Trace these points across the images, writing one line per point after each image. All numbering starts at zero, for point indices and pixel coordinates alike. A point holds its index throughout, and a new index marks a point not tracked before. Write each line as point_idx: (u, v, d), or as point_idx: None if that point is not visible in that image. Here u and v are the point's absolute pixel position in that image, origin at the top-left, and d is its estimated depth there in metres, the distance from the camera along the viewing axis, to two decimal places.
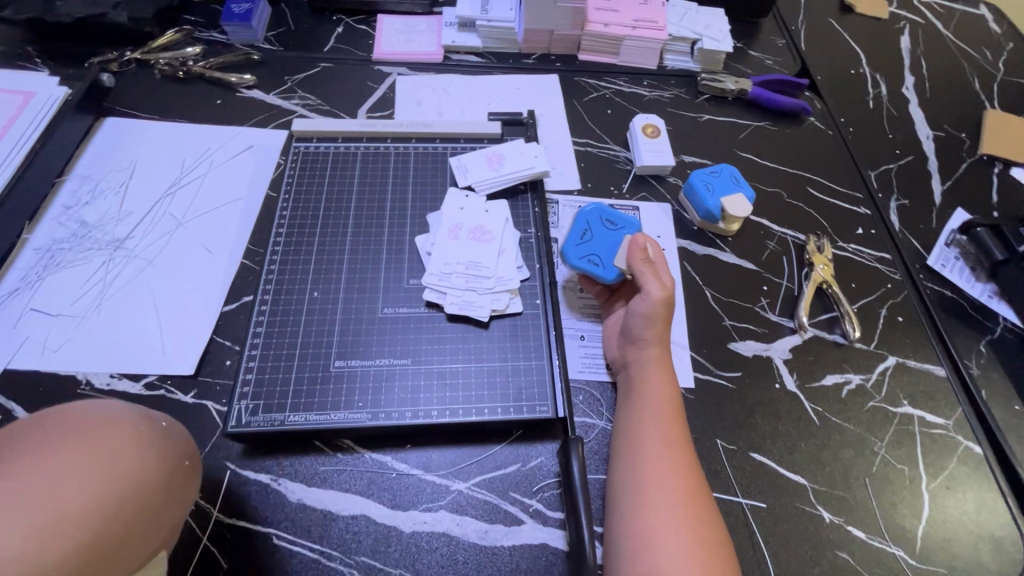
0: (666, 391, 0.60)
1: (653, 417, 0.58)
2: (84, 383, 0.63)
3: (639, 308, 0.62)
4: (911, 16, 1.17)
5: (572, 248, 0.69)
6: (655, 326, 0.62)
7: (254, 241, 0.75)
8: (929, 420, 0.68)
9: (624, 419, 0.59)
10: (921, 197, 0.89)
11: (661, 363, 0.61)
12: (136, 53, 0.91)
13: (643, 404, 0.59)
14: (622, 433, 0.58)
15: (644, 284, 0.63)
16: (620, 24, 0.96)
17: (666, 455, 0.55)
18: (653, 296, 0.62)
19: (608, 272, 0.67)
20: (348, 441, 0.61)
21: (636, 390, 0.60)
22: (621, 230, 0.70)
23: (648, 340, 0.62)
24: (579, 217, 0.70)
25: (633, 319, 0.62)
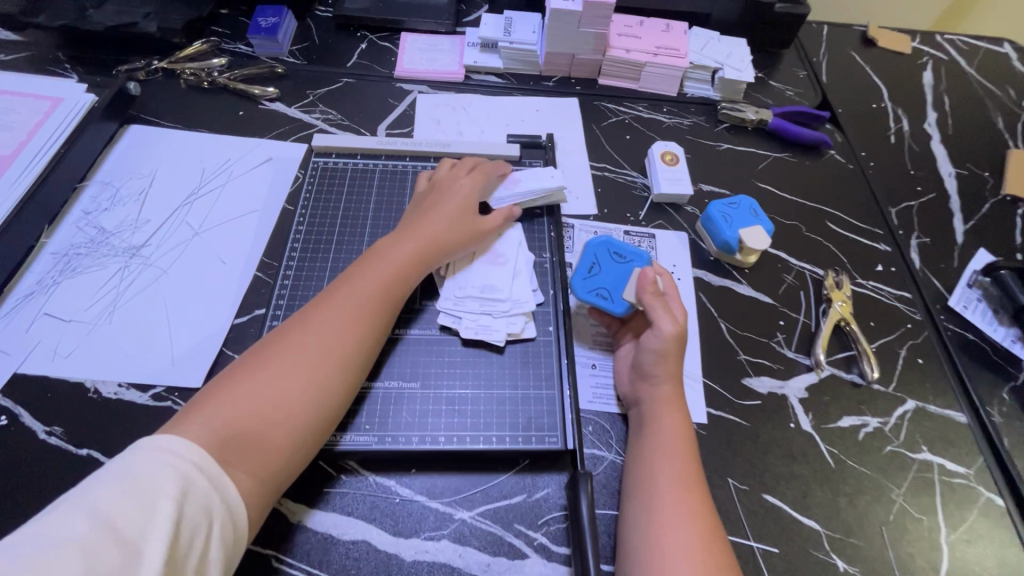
0: (680, 428, 0.58)
1: (667, 455, 0.56)
2: (92, 391, 0.63)
3: (651, 344, 0.61)
4: (933, 51, 1.16)
5: (580, 281, 0.67)
6: (667, 362, 0.60)
7: (268, 254, 0.75)
8: (949, 468, 0.66)
9: (637, 456, 0.58)
10: (943, 236, 0.88)
11: (674, 399, 0.60)
12: (163, 63, 0.93)
13: (657, 441, 0.57)
14: (634, 470, 0.57)
15: (655, 319, 0.61)
16: (641, 50, 0.97)
17: (680, 496, 0.53)
18: (665, 331, 0.60)
19: (618, 305, 0.65)
20: (353, 462, 0.60)
21: (649, 426, 0.59)
22: (632, 262, 0.68)
23: (660, 376, 0.60)
24: (587, 250, 0.69)
25: (646, 355, 0.61)
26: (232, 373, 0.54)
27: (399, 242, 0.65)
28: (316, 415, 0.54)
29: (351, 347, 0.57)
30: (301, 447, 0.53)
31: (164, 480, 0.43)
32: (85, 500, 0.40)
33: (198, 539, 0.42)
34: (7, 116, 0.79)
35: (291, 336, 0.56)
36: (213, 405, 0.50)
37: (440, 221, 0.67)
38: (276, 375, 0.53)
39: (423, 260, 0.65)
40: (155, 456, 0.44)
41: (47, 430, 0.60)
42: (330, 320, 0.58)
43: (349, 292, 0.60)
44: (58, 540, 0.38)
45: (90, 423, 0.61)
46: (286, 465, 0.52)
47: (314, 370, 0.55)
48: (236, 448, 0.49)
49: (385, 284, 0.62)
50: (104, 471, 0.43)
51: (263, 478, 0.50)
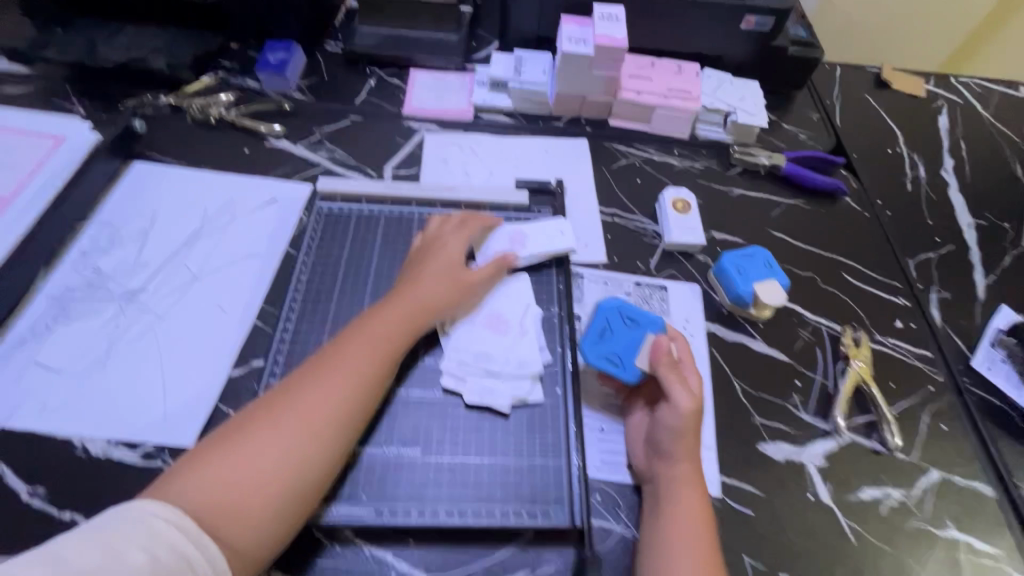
0: (698, 511, 0.55)
1: (684, 542, 0.53)
2: (80, 448, 0.60)
3: (667, 421, 0.58)
4: (948, 95, 1.15)
5: (591, 345, 0.65)
6: (684, 440, 0.57)
7: (268, 301, 0.73)
8: (976, 547, 0.63)
9: (650, 539, 0.55)
10: (963, 290, 0.85)
11: (692, 477, 0.57)
12: (170, 98, 0.92)
13: (673, 525, 0.54)
14: (648, 556, 0.54)
15: (672, 394, 0.59)
16: (652, 93, 0.95)
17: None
18: (682, 408, 0.58)
19: (629, 372, 0.63)
20: (347, 533, 0.56)
21: (666, 507, 0.56)
22: (644, 328, 0.65)
23: (677, 455, 0.57)
24: (598, 313, 0.66)
25: (662, 432, 0.58)
26: (216, 440, 0.52)
27: (394, 300, 0.63)
28: (298, 487, 0.51)
29: (337, 414, 0.54)
30: (280, 521, 0.50)
31: (138, 538, 0.43)
32: (58, 558, 0.41)
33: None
34: (8, 153, 0.78)
35: (277, 401, 0.54)
36: (192, 476, 0.49)
37: (432, 280, 0.65)
38: (258, 445, 0.51)
39: (417, 319, 0.62)
40: (129, 518, 0.44)
41: (30, 490, 0.58)
42: (317, 384, 0.55)
43: (339, 353, 0.58)
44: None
45: (76, 483, 0.59)
46: (265, 540, 0.49)
47: (297, 438, 0.52)
48: (213, 523, 0.47)
49: (377, 344, 0.59)
50: (73, 532, 0.43)
51: (240, 554, 0.48)
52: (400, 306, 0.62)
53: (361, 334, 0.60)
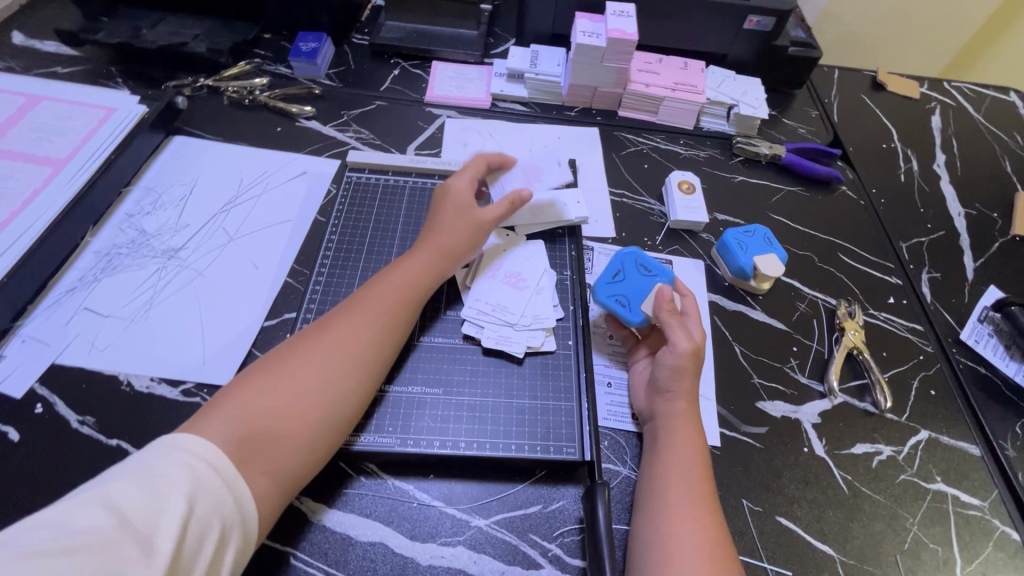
0: (694, 448, 0.59)
1: (679, 474, 0.57)
2: (126, 384, 0.65)
3: (666, 359, 0.63)
4: (942, 97, 1.21)
5: (603, 286, 0.71)
6: (684, 378, 0.62)
7: (300, 261, 0.78)
8: (963, 500, 0.66)
9: (650, 473, 0.59)
10: (954, 272, 0.90)
11: (689, 416, 0.61)
12: (209, 80, 0.98)
13: (670, 458, 0.58)
14: (647, 487, 0.58)
15: (671, 335, 0.63)
16: (659, 85, 1.01)
17: (693, 514, 0.54)
18: (680, 347, 0.62)
19: (635, 315, 0.69)
20: (373, 465, 0.61)
21: (663, 438, 0.60)
22: (656, 277, 0.72)
23: (677, 392, 0.62)
24: (615, 259, 0.74)
25: (661, 370, 0.63)
26: (249, 376, 0.55)
27: (414, 255, 0.68)
28: (333, 415, 0.55)
29: (366, 351, 0.59)
30: (316, 447, 0.54)
31: (177, 478, 0.44)
32: (103, 492, 0.42)
33: (207, 539, 0.43)
34: (62, 122, 0.84)
35: (308, 340, 0.58)
36: (230, 404, 0.52)
37: (450, 233, 0.69)
38: (293, 377, 0.55)
39: (438, 272, 0.67)
40: (168, 455, 0.45)
41: (79, 419, 0.63)
42: (347, 325, 0.60)
43: (367, 300, 0.62)
44: (76, 528, 0.39)
45: (121, 415, 0.63)
46: (302, 464, 0.53)
47: (330, 372, 0.56)
48: (253, 447, 0.50)
49: (402, 293, 0.64)
50: (122, 466, 0.45)
51: (279, 477, 0.51)
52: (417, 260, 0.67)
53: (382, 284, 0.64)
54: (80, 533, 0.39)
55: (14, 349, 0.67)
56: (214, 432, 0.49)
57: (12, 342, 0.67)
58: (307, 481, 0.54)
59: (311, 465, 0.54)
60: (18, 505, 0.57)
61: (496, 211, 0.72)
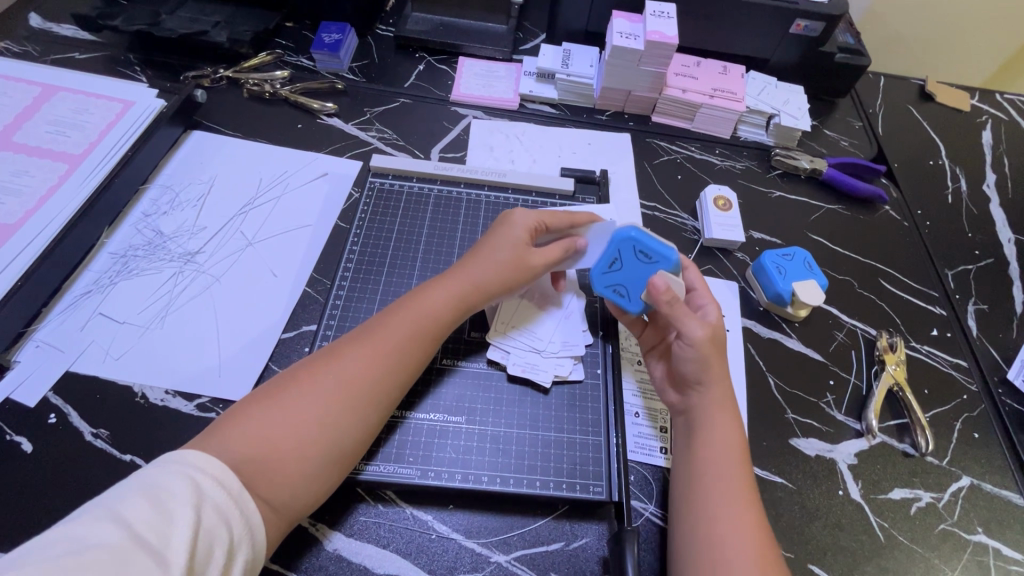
0: (732, 438, 0.57)
1: (718, 468, 0.55)
2: (140, 396, 0.64)
3: (685, 354, 0.59)
4: (993, 111, 1.14)
5: (600, 274, 0.66)
6: (711, 367, 0.59)
7: (319, 269, 0.75)
8: (1005, 554, 0.63)
9: (686, 465, 0.57)
10: (1001, 304, 0.85)
11: (724, 405, 0.59)
12: (229, 72, 0.95)
13: (707, 451, 0.56)
14: (685, 480, 0.56)
15: (683, 325, 0.59)
16: (697, 91, 0.96)
17: (738, 509, 0.52)
18: (695, 338, 0.59)
19: (634, 303, 0.65)
20: (391, 493, 0.59)
21: (699, 433, 0.58)
22: (657, 264, 0.64)
23: (708, 382, 0.59)
24: (610, 243, 0.65)
25: (686, 364, 0.60)
26: (256, 397, 0.54)
27: (442, 282, 0.64)
28: (338, 446, 0.53)
29: (375, 386, 0.56)
30: (314, 480, 0.52)
31: (180, 492, 0.43)
32: (110, 509, 0.41)
33: (217, 550, 0.43)
34: (79, 115, 0.81)
35: (319, 365, 0.56)
36: (235, 429, 0.50)
37: (489, 265, 0.64)
38: (299, 402, 0.53)
39: (465, 303, 0.63)
40: (172, 471, 0.45)
41: (93, 431, 0.61)
42: (360, 354, 0.57)
43: (384, 326, 0.59)
44: (88, 545, 0.38)
45: (136, 429, 0.62)
46: (299, 497, 0.51)
47: (340, 401, 0.54)
48: (255, 475, 0.49)
49: (421, 323, 0.60)
50: (125, 483, 0.44)
51: (279, 503, 0.50)
52: (447, 287, 0.63)
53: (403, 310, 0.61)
54: (92, 550, 0.38)
55: (28, 354, 0.65)
56: (221, 449, 0.49)
57: (27, 347, 0.66)
58: (309, 509, 0.53)
59: (315, 495, 0.52)
60: (30, 522, 0.55)
61: (546, 255, 0.66)
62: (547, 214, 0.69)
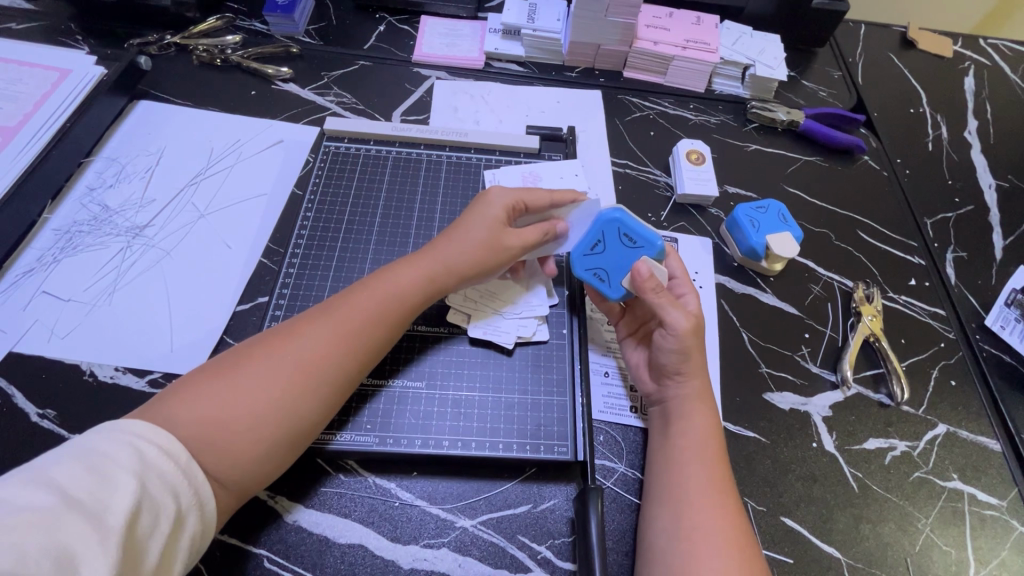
0: (710, 434, 0.55)
1: (696, 460, 0.54)
2: (88, 374, 0.61)
3: (667, 344, 0.57)
4: (977, 56, 1.10)
5: (580, 257, 0.63)
6: (691, 358, 0.57)
7: (275, 239, 0.72)
8: (981, 499, 0.63)
9: (663, 455, 0.56)
10: (981, 251, 0.83)
11: (704, 397, 0.57)
12: (176, 37, 0.89)
13: (686, 446, 0.55)
14: (662, 472, 0.54)
15: (666, 314, 0.57)
16: (669, 43, 0.92)
17: (716, 506, 0.51)
18: (679, 329, 0.56)
19: (614, 290, 0.62)
20: (352, 462, 0.57)
21: (677, 423, 0.56)
22: (641, 249, 0.62)
23: (687, 373, 0.57)
24: (594, 224, 0.63)
25: (665, 355, 0.57)
26: (209, 369, 0.51)
27: (412, 261, 0.60)
28: (294, 424, 0.50)
29: (334, 368, 0.53)
30: (268, 458, 0.49)
31: (122, 459, 0.41)
32: (43, 473, 0.39)
33: (162, 519, 0.41)
34: (14, 85, 0.77)
35: (281, 338, 0.53)
36: (184, 401, 0.48)
37: (461, 245, 0.61)
38: (252, 381, 0.50)
39: (436, 285, 0.60)
40: (114, 438, 0.42)
41: (40, 412, 0.59)
42: (321, 333, 0.54)
43: (348, 305, 0.56)
44: (16, 508, 0.36)
45: (84, 407, 0.59)
46: (251, 475, 0.49)
47: (299, 377, 0.51)
48: (202, 449, 0.46)
49: (387, 303, 0.57)
50: (61, 448, 0.42)
51: (229, 479, 0.47)
52: (415, 267, 0.60)
53: (372, 285, 0.58)
54: (21, 512, 0.36)
55: None
56: (166, 422, 0.46)
57: None
58: (263, 483, 0.50)
59: (267, 472, 0.50)
60: None
61: (522, 236, 0.62)
62: (526, 193, 0.64)
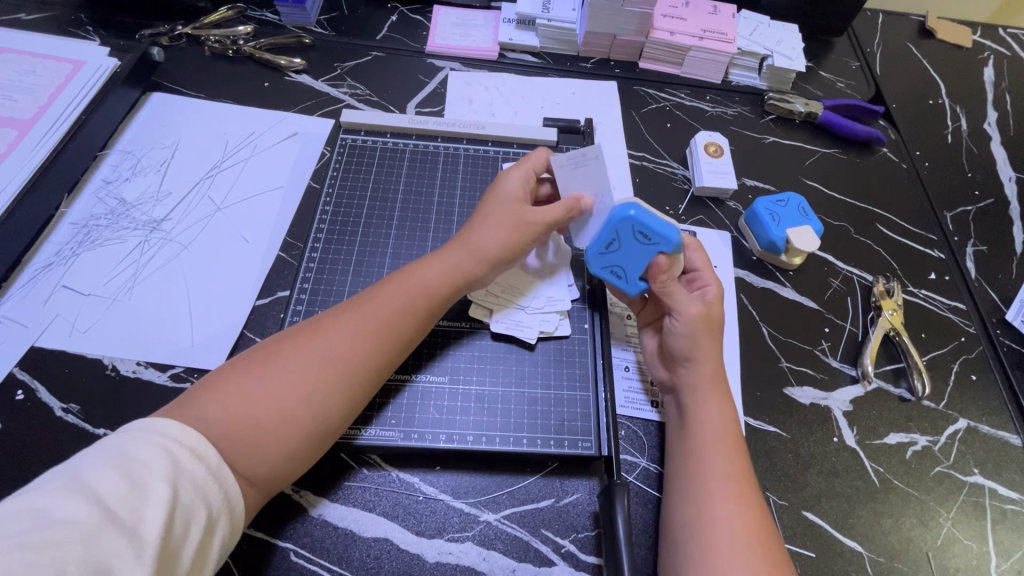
0: (725, 422, 0.55)
1: (713, 450, 0.53)
2: (111, 368, 0.61)
3: (676, 329, 0.58)
4: (996, 46, 1.08)
5: (596, 255, 0.61)
6: (702, 344, 0.58)
7: (292, 233, 0.72)
8: (1002, 493, 0.63)
9: (681, 447, 0.55)
10: (1001, 244, 0.83)
11: (718, 386, 0.57)
12: (187, 28, 0.88)
13: (703, 436, 0.54)
14: (681, 463, 0.54)
15: (675, 301, 0.59)
16: (686, 33, 0.91)
17: (733, 494, 0.51)
18: (687, 313, 0.58)
19: (632, 285, 0.62)
20: (376, 456, 0.57)
21: (693, 413, 0.56)
22: (657, 245, 0.58)
23: (698, 359, 0.57)
24: (607, 223, 0.59)
25: (676, 340, 0.58)
26: (238, 364, 0.51)
27: (440, 253, 0.61)
28: (321, 422, 0.50)
29: (360, 361, 0.53)
30: (296, 456, 0.49)
31: (155, 463, 0.41)
32: (77, 480, 0.39)
33: (193, 526, 0.41)
34: (27, 77, 0.76)
35: (307, 334, 0.53)
36: (214, 399, 0.48)
37: (487, 227, 0.61)
38: (280, 376, 0.50)
39: (465, 276, 0.59)
40: (146, 439, 0.42)
41: (64, 407, 0.59)
42: (347, 328, 0.54)
43: (373, 300, 0.56)
44: (52, 519, 0.36)
45: (107, 402, 0.59)
46: (279, 473, 0.49)
47: (326, 374, 0.51)
48: (232, 447, 0.46)
49: (413, 296, 0.57)
50: (95, 449, 0.42)
51: (258, 479, 0.48)
52: (442, 258, 0.60)
53: (398, 281, 0.58)
54: (57, 525, 0.36)
55: None
56: (197, 420, 0.46)
57: None
58: (291, 480, 0.50)
59: (294, 471, 0.50)
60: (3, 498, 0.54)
61: (550, 214, 0.61)
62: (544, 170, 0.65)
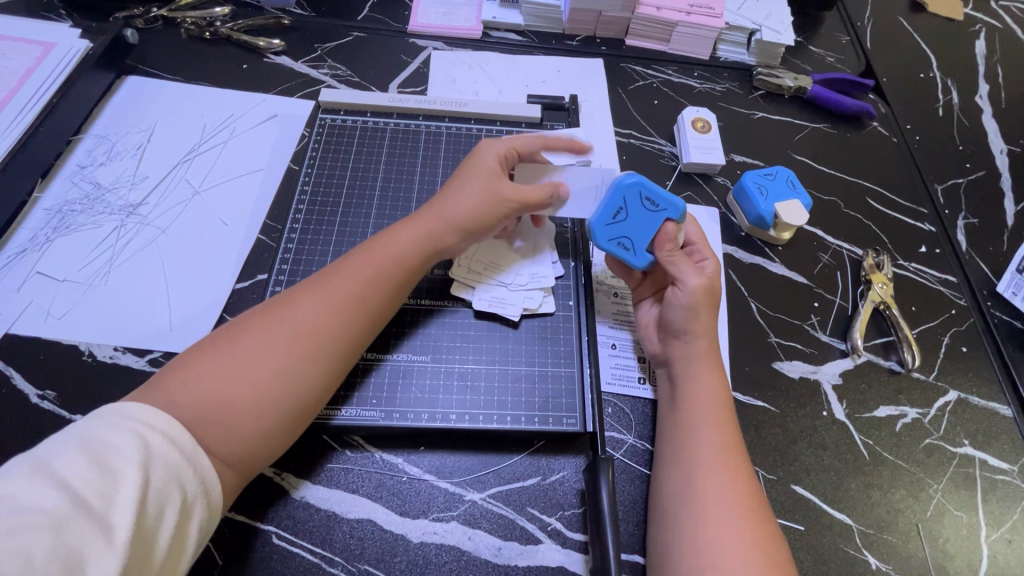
0: (718, 396, 0.54)
1: (705, 424, 0.53)
2: (87, 354, 0.60)
3: (678, 300, 0.57)
4: (988, 19, 1.07)
5: (602, 227, 0.60)
6: (699, 317, 0.57)
7: (272, 216, 0.71)
8: (992, 464, 0.62)
9: (672, 422, 0.55)
10: (993, 217, 0.82)
11: (709, 358, 0.56)
12: (163, 10, 0.86)
13: (696, 410, 0.54)
14: (673, 438, 0.53)
15: (682, 274, 0.57)
16: (673, 8, 0.89)
17: (725, 468, 0.50)
18: (692, 285, 0.56)
19: (640, 258, 0.60)
20: (359, 437, 0.57)
21: (685, 388, 0.55)
22: (663, 212, 0.59)
23: (693, 333, 0.56)
24: (614, 190, 0.60)
25: (675, 312, 0.57)
26: (204, 345, 0.50)
27: (408, 223, 0.59)
28: (295, 397, 0.49)
29: (331, 335, 0.52)
30: (273, 434, 0.48)
31: (126, 447, 0.40)
32: (46, 465, 0.38)
33: (167, 510, 0.40)
34: None
35: (274, 312, 0.52)
36: (180, 382, 0.47)
37: (462, 199, 0.59)
38: (250, 353, 0.49)
39: (434, 246, 0.58)
40: (117, 423, 0.41)
41: (39, 393, 0.58)
42: (316, 302, 0.52)
43: (341, 273, 0.55)
44: (21, 505, 0.35)
45: (84, 388, 0.58)
46: (255, 452, 0.48)
47: (297, 349, 0.50)
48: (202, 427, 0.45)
49: (383, 269, 0.56)
50: (65, 434, 0.41)
51: (235, 459, 0.47)
52: (411, 230, 0.58)
53: (366, 254, 0.57)
54: (25, 512, 0.35)
55: None
56: (166, 402, 0.45)
57: None
58: (272, 460, 0.50)
59: (272, 449, 0.49)
60: None
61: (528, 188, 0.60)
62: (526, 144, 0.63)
